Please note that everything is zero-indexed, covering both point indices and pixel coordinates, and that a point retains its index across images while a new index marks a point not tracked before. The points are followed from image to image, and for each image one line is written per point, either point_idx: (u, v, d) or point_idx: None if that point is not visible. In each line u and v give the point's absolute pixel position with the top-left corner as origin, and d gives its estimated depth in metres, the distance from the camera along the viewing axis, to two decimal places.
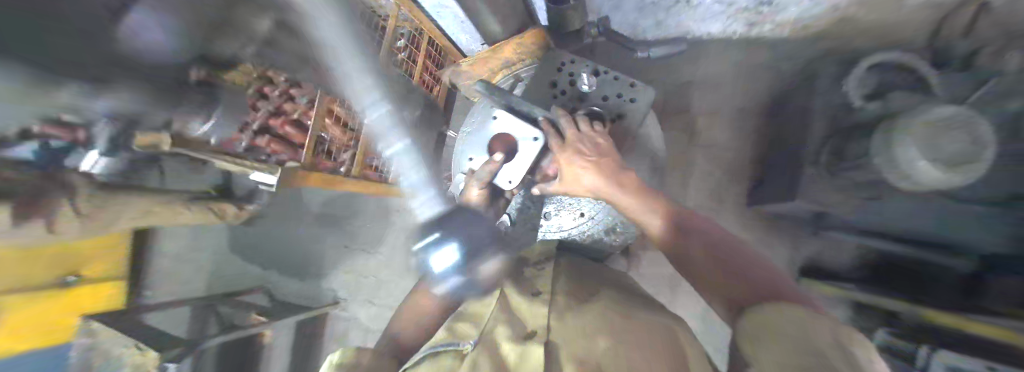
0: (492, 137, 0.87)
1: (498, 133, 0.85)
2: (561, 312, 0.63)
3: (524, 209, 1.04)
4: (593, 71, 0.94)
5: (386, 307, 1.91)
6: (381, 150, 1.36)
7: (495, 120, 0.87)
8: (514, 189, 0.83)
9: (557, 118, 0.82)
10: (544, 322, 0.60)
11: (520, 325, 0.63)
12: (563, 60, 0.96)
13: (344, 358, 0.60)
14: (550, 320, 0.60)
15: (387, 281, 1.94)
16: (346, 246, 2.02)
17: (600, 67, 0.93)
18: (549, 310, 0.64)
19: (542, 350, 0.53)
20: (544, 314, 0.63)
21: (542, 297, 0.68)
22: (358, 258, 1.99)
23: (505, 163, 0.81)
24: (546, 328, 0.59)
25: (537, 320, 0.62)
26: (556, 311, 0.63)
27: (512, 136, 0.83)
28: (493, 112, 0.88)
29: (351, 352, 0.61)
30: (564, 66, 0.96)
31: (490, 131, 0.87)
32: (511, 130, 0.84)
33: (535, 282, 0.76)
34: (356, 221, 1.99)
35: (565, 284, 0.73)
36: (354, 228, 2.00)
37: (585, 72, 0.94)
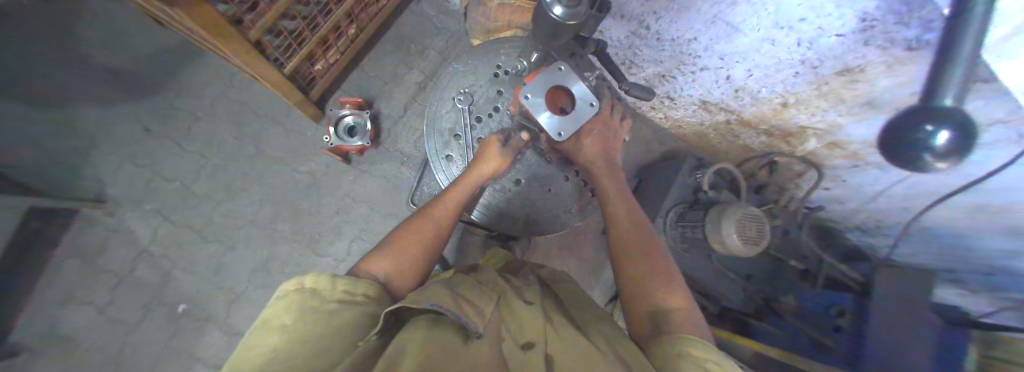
0: (551, 88, 0.56)
1: (559, 85, 0.56)
2: (554, 326, 0.36)
3: (524, 185, 0.69)
4: (677, 65, 0.77)
5: (172, 239, 0.94)
6: (303, 18, 0.74)
7: (558, 72, 0.56)
8: (559, 141, 0.57)
9: (586, 102, 0.57)
10: (539, 330, 0.34)
11: (513, 320, 0.36)
12: (611, 41, 0.83)
13: (323, 290, 0.35)
14: (544, 335, 0.34)
15: (224, 232, 0.96)
16: (98, 107, 0.95)
17: (682, 74, 0.79)
18: (544, 319, 0.37)
19: (542, 327, 0.35)
20: (538, 295, 0.44)
21: (535, 279, 0.51)
22: (137, 146, 0.95)
23: (551, 110, 0.55)
24: (539, 336, 0.34)
25: (530, 327, 0.35)
26: (550, 321, 0.37)
27: (564, 91, 0.56)
28: (560, 63, 0.57)
29: (329, 278, 0.37)
30: (654, 19, 0.67)
31: (560, 82, 0.56)
32: (564, 84, 0.56)
33: (527, 290, 0.45)
34: (160, 86, 0.97)
35: (544, 295, 0.47)
36: (155, 106, 0.97)
37: (653, 49, 0.76)
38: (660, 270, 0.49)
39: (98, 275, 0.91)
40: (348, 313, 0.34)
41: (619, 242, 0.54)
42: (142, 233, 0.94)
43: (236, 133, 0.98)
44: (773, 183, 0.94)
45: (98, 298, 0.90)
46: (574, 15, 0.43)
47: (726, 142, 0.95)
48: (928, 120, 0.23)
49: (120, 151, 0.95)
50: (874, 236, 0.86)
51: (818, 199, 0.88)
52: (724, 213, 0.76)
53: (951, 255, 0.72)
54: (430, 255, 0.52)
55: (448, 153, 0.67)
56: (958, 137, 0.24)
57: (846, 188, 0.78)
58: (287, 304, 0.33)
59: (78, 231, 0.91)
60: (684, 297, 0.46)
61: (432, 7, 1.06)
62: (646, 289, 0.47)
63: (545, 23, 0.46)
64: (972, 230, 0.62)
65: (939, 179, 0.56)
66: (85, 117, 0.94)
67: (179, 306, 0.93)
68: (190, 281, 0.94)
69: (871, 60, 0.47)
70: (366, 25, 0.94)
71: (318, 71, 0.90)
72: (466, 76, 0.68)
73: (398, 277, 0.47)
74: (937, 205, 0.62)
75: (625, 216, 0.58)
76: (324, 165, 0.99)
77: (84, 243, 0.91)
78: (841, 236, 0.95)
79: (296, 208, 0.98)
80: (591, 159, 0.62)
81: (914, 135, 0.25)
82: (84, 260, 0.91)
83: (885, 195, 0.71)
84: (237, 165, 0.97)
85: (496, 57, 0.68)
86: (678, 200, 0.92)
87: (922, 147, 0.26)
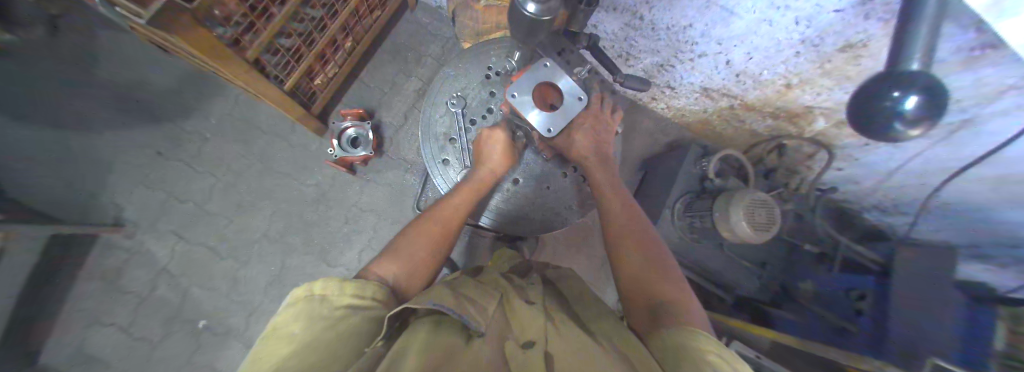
0: (537, 85, 0.56)
1: (546, 82, 0.56)
2: (557, 321, 0.37)
3: (523, 185, 0.69)
4: (674, 54, 0.76)
5: (189, 258, 0.97)
6: (299, 35, 0.76)
7: (543, 69, 0.56)
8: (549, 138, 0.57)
9: (574, 97, 0.57)
10: (540, 328, 0.34)
11: (514, 319, 0.36)
12: (606, 35, 0.82)
13: (331, 296, 0.36)
14: (546, 333, 0.34)
15: (238, 248, 0.98)
16: (112, 135, 0.98)
17: (680, 62, 0.78)
18: (546, 316, 0.37)
19: (544, 326, 0.35)
20: (540, 293, 0.44)
21: (538, 277, 0.51)
22: (151, 170, 0.99)
23: (538, 107, 0.55)
24: (541, 334, 0.33)
25: (533, 325, 0.35)
26: (552, 318, 0.37)
27: (551, 88, 0.56)
28: (546, 60, 0.57)
29: (338, 282, 0.37)
30: (646, 9, 0.66)
31: (545, 78, 0.56)
32: (549, 80, 0.56)
33: (529, 290, 0.44)
34: (168, 110, 1.00)
35: (546, 294, 0.46)
36: (165, 131, 1.00)
37: (648, 39, 0.75)
38: (659, 262, 0.48)
39: (122, 297, 0.94)
40: (355, 317, 0.34)
41: (614, 235, 0.54)
42: (160, 254, 0.97)
43: (244, 152, 1.01)
44: (782, 166, 0.92)
45: (123, 319, 0.94)
46: (547, 10, 0.43)
47: (731, 127, 0.94)
48: (898, 85, 0.27)
49: (136, 176, 0.98)
50: (893, 215, 0.83)
51: (831, 180, 0.86)
52: (731, 199, 0.75)
53: (966, 231, 0.68)
54: (433, 262, 0.52)
55: (444, 157, 0.67)
56: (921, 109, 0.27)
57: (858, 166, 0.76)
58: (298, 309, 0.33)
59: (99, 254, 0.95)
60: (681, 287, 0.45)
61: (426, 15, 1.07)
62: (646, 283, 0.46)
63: (520, 19, 0.46)
64: (992, 206, 0.60)
65: (954, 150, 0.53)
66: (102, 146, 0.98)
67: (199, 323, 0.96)
68: (208, 298, 0.96)
69: (872, 33, 0.46)
70: (361, 38, 0.96)
71: (318, 86, 0.92)
72: (459, 80, 0.68)
73: (407, 281, 0.47)
74: (955, 178, 0.59)
75: (624, 209, 0.57)
76: (329, 177, 1.01)
77: (106, 265, 0.95)
78: (858, 217, 0.91)
79: (305, 221, 1.00)
80: (587, 154, 0.61)
81: (888, 106, 0.29)
82: (106, 282, 0.95)
83: (900, 171, 0.68)
84: (246, 183, 1.00)
85: (488, 58, 0.68)
86: (683, 190, 0.91)
87: (895, 121, 0.29)
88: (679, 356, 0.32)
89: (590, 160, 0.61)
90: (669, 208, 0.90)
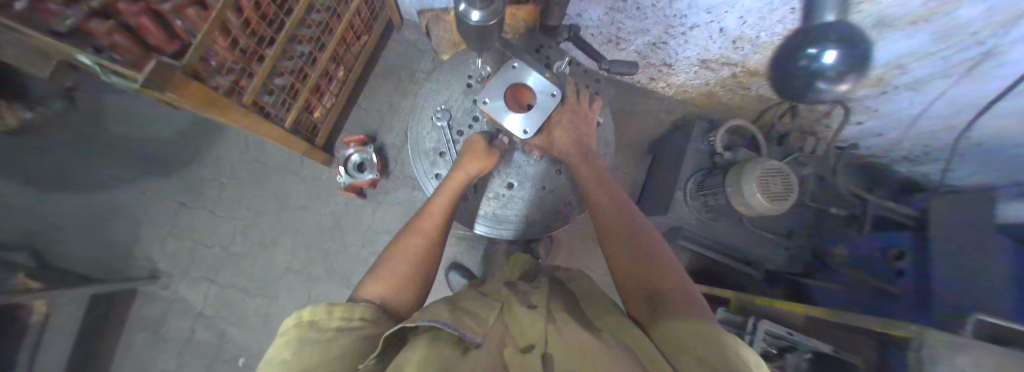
0: (509, 88, 0.56)
1: (516, 84, 0.56)
2: (558, 323, 0.35)
3: (518, 190, 0.68)
4: (664, 30, 0.73)
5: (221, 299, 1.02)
6: (291, 71, 0.79)
7: (512, 71, 0.57)
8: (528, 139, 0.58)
9: (547, 93, 0.57)
10: (541, 332, 0.33)
11: (518, 326, 0.36)
12: (590, 23, 0.81)
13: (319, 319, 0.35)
14: (548, 335, 0.32)
15: (262, 283, 1.02)
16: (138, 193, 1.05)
17: (672, 37, 0.75)
18: (547, 320, 0.36)
19: (544, 328, 0.34)
20: (544, 296, 0.43)
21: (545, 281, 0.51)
22: (176, 221, 1.05)
23: (512, 110, 0.55)
24: (541, 337, 0.32)
25: (534, 329, 0.34)
26: (553, 320, 0.36)
27: (523, 88, 0.56)
28: (512, 61, 0.57)
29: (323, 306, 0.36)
30: None
31: (515, 80, 0.56)
32: (519, 81, 0.56)
33: (532, 294, 0.44)
34: (183, 162, 1.06)
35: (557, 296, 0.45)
36: (185, 181, 1.06)
37: (634, 19, 0.73)
38: (657, 253, 0.47)
39: (167, 343, 1.01)
40: (345, 337, 0.34)
41: (605, 228, 0.52)
42: (195, 298, 1.02)
43: (258, 191, 1.05)
44: (796, 129, 0.87)
45: (172, 362, 1.00)
46: (492, 14, 0.41)
47: (736, 96, 0.90)
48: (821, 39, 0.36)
49: (164, 229, 1.05)
50: (926, 164, 0.77)
51: (851, 135, 0.81)
52: (741, 171, 0.72)
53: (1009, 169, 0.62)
54: (427, 276, 0.52)
55: (436, 171, 0.68)
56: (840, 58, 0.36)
57: (878, 119, 0.71)
58: (286, 338, 0.33)
59: (140, 306, 1.01)
60: (680, 274, 0.44)
61: (412, 32, 1.08)
62: (643, 274, 0.44)
63: (468, 32, 0.44)
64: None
65: (977, 84, 0.49)
66: (131, 204, 1.05)
67: (239, 360, 1.00)
68: (243, 335, 1.01)
69: None
70: (350, 66, 0.99)
71: (318, 118, 0.96)
72: (443, 93, 0.68)
73: (397, 296, 0.46)
74: (983, 115, 0.54)
75: (619, 203, 0.55)
76: (341, 204, 1.04)
77: (148, 315, 1.01)
78: (888, 170, 0.86)
79: (324, 249, 1.03)
80: (576, 151, 0.60)
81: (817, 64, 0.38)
82: (151, 330, 1.01)
83: (924, 118, 0.64)
84: (263, 219, 1.04)
85: (468, 66, 0.69)
86: (692, 167, 0.88)
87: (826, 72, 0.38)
88: (687, 340, 0.30)
89: (581, 156, 0.60)
90: (683, 188, 0.87)
